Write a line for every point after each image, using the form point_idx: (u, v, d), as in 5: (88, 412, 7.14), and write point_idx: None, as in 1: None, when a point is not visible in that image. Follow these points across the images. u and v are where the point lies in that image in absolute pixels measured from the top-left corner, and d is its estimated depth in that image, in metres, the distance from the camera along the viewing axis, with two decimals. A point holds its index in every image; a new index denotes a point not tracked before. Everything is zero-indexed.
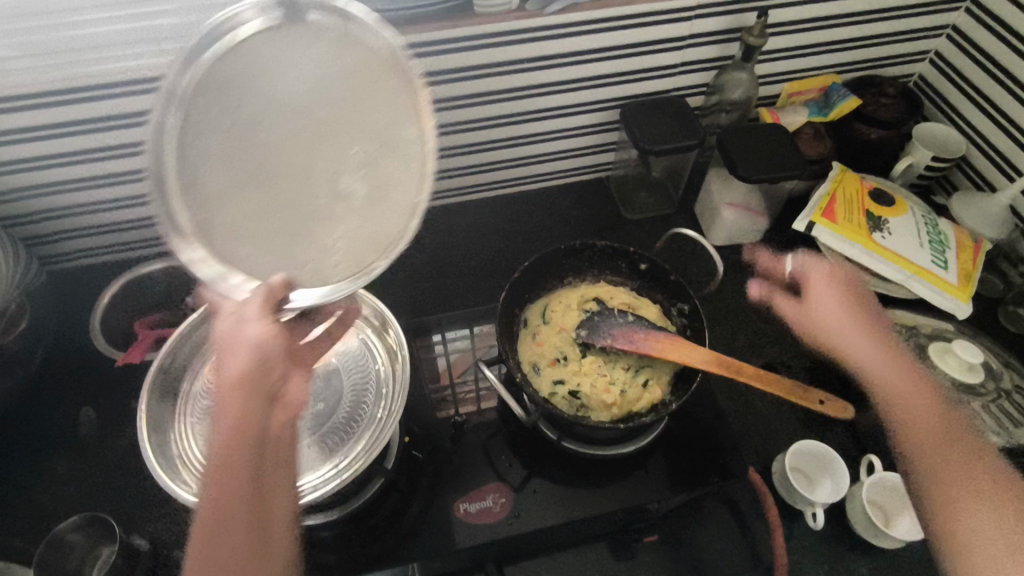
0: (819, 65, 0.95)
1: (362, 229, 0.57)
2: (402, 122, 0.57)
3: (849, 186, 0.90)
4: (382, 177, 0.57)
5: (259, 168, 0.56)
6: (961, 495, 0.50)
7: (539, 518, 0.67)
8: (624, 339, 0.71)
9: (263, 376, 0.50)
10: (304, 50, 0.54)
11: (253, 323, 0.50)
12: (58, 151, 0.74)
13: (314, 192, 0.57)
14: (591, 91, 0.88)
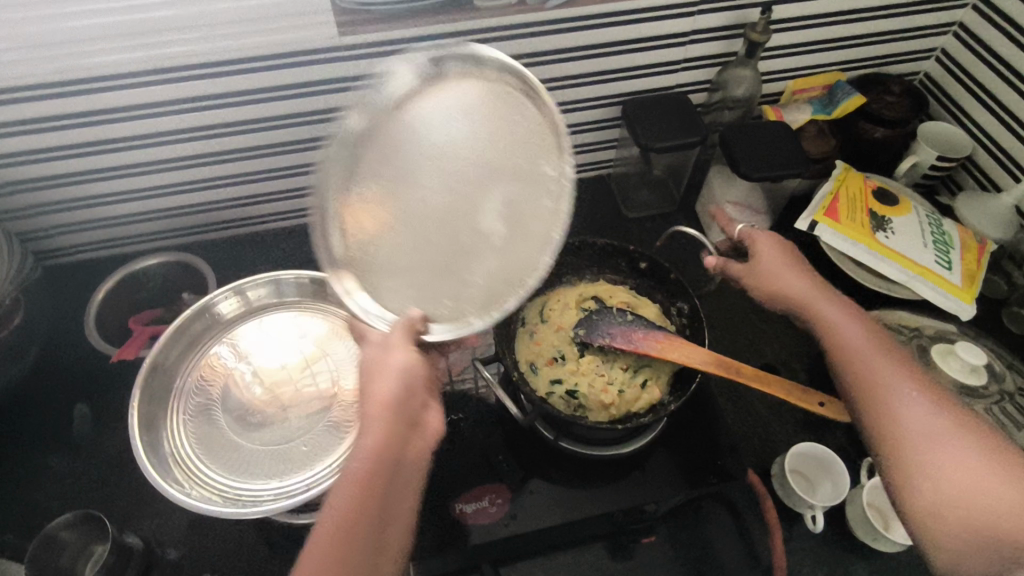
0: (823, 62, 0.94)
1: (499, 264, 0.58)
2: (542, 161, 0.58)
3: (852, 185, 0.89)
4: (522, 214, 0.58)
5: (417, 205, 0.60)
6: (917, 442, 0.52)
7: (536, 519, 0.66)
8: (622, 338, 0.70)
9: (408, 403, 0.52)
10: (454, 99, 0.59)
11: (398, 351, 0.54)
12: (53, 146, 0.74)
13: (463, 232, 0.59)
14: (593, 88, 0.86)
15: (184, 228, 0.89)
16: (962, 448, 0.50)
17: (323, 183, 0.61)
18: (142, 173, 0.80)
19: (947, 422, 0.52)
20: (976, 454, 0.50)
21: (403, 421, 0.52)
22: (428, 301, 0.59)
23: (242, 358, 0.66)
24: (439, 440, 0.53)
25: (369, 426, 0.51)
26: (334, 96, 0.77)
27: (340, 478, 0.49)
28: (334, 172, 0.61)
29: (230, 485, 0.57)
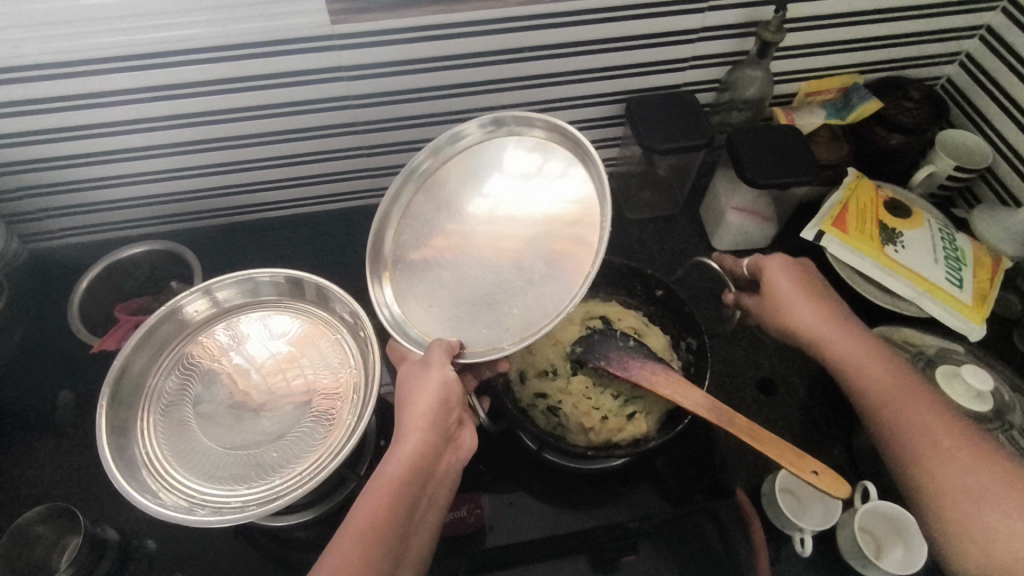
0: (840, 63, 0.90)
1: (534, 297, 0.59)
2: (581, 199, 0.61)
3: (863, 196, 0.85)
4: (559, 253, 0.59)
5: (467, 244, 0.64)
6: (957, 491, 0.53)
7: (514, 532, 0.65)
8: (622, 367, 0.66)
9: (445, 415, 0.56)
10: (508, 155, 0.67)
11: (445, 372, 0.57)
12: (37, 128, 0.72)
13: (504, 268, 0.62)
14: (598, 84, 0.83)
15: (176, 214, 0.88)
16: (1002, 499, 0.51)
17: (387, 227, 0.69)
18: (132, 158, 0.78)
19: (989, 473, 0.53)
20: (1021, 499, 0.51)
21: (442, 434, 0.55)
22: (465, 331, 0.61)
23: (220, 350, 0.65)
24: (468, 457, 0.57)
25: (409, 435, 0.53)
26: (326, 86, 0.74)
27: (373, 478, 0.51)
28: (406, 217, 0.69)
29: (198, 492, 0.57)
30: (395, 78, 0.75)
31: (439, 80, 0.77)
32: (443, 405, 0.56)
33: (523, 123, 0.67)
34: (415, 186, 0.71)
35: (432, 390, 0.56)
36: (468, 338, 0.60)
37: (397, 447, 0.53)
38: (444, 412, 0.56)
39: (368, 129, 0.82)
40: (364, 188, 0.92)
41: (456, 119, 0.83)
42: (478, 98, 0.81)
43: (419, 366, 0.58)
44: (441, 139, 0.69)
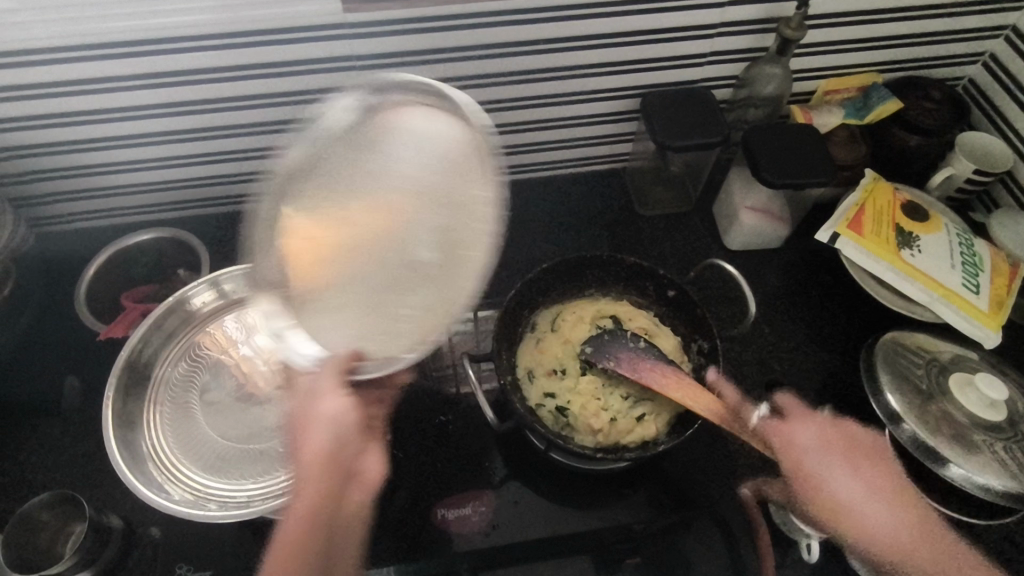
0: (860, 62, 0.88)
1: (436, 285, 0.52)
2: (472, 181, 0.54)
3: (880, 198, 0.84)
4: (453, 230, 0.53)
5: (355, 238, 0.53)
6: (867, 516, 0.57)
7: (518, 531, 0.65)
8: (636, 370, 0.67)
9: (342, 452, 0.49)
10: (384, 127, 0.56)
11: (338, 399, 0.50)
12: (44, 111, 0.71)
13: (389, 261, 0.52)
14: (612, 78, 0.82)
15: (183, 200, 0.87)
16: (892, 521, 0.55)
17: (252, 223, 0.57)
18: (139, 144, 0.77)
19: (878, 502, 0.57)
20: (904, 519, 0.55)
21: (339, 475, 0.49)
22: (355, 336, 0.52)
23: (231, 342, 0.65)
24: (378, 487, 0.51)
25: (303, 484, 0.47)
26: (337, 74, 0.73)
27: (274, 540, 0.46)
28: (265, 205, 0.56)
29: (203, 485, 0.56)
30: (407, 69, 0.74)
31: (451, 72, 0.76)
32: (337, 439, 0.49)
33: (404, 89, 0.58)
34: (280, 170, 0.57)
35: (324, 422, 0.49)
36: (360, 341, 0.52)
37: (297, 501, 0.47)
38: (340, 448, 0.49)
39: None
40: None
41: None
42: (491, 90, 0.79)
43: (309, 390, 0.51)
44: (311, 125, 0.57)
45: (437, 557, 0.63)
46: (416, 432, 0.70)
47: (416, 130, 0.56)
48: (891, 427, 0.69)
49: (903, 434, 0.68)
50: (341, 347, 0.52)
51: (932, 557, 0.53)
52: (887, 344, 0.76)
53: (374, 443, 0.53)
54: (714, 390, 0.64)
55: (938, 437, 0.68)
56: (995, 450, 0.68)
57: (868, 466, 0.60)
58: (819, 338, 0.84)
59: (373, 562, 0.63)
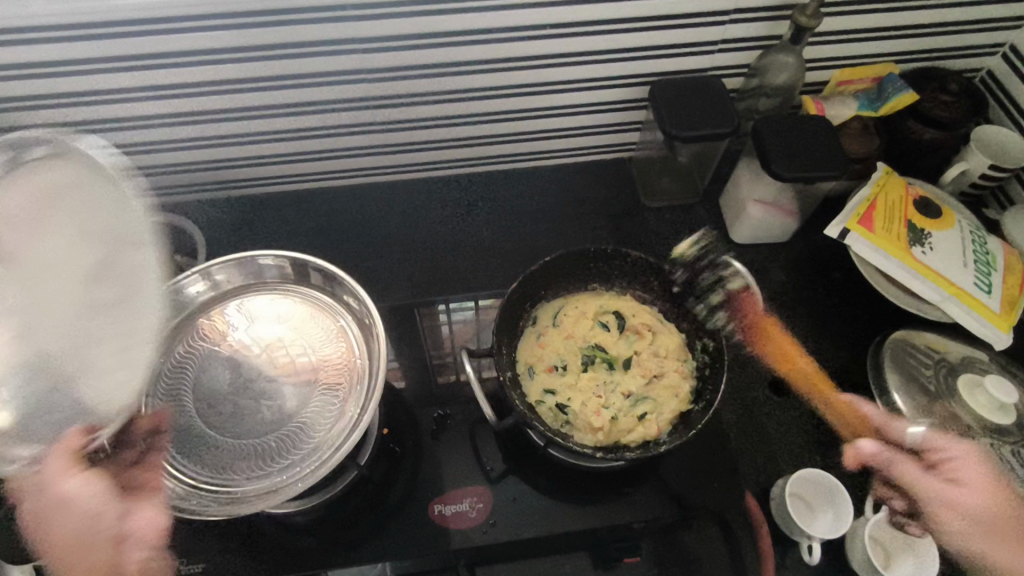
0: (876, 51, 0.85)
1: (127, 321, 0.52)
2: (116, 208, 0.53)
3: (892, 194, 0.82)
4: (107, 267, 0.52)
5: (5, 317, 0.49)
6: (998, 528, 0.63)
7: (516, 529, 0.64)
8: (727, 302, 0.78)
9: (98, 529, 0.49)
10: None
11: (74, 488, 0.49)
12: (32, 92, 0.69)
13: (62, 319, 0.50)
14: (618, 65, 0.79)
15: (178, 184, 0.85)
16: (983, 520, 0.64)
17: None
18: (129, 128, 0.75)
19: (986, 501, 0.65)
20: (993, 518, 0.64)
21: (103, 552, 0.49)
22: (78, 408, 0.50)
23: (227, 329, 0.64)
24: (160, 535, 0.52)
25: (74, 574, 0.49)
26: (336, 56, 0.71)
27: None
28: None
29: (194, 479, 0.56)
30: (408, 52, 0.72)
31: (454, 55, 0.73)
32: (92, 514, 0.49)
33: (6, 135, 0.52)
34: None
35: (67, 507, 0.49)
36: (85, 409, 0.50)
37: None
38: (88, 531, 0.49)
39: (378, 103, 0.78)
40: (373, 164, 0.89)
41: (471, 96, 0.79)
42: (494, 75, 0.77)
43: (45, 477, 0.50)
44: None
45: (433, 553, 0.62)
46: (413, 426, 0.69)
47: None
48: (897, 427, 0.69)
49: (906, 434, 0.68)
50: (66, 424, 0.50)
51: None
52: (894, 343, 0.76)
53: (136, 496, 0.52)
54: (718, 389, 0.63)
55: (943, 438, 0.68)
56: (1002, 452, 0.67)
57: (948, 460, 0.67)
58: (827, 335, 0.82)
59: (368, 556, 0.62)
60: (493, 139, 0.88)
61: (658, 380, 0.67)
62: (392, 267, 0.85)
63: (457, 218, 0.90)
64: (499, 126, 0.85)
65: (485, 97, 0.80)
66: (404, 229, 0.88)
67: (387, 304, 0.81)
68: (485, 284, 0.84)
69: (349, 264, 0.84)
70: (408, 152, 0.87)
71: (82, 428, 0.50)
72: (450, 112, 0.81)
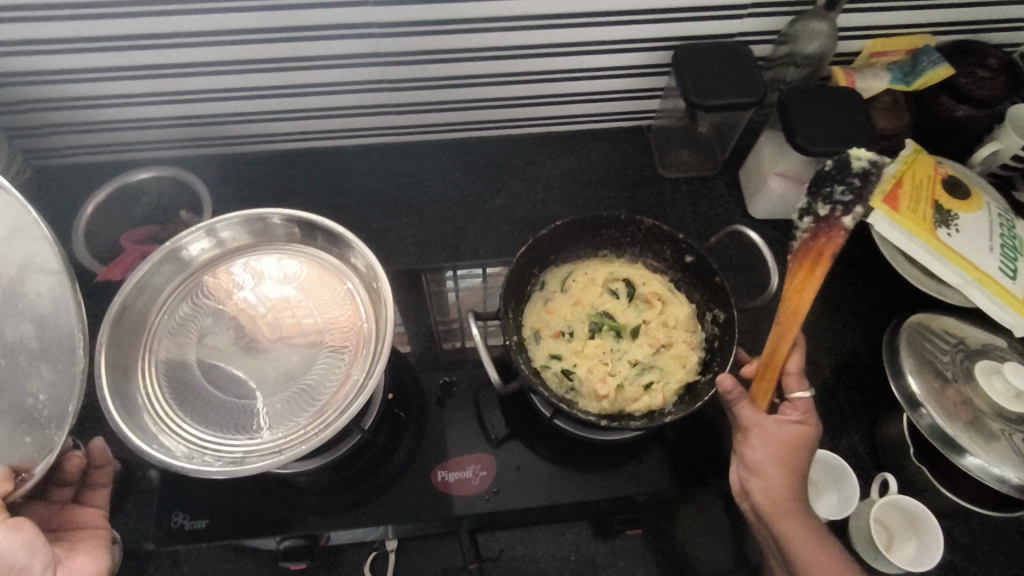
0: (915, 21, 0.81)
1: (51, 361, 0.47)
2: None
3: (920, 172, 0.79)
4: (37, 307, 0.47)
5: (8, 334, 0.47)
6: (778, 473, 0.59)
7: (519, 498, 0.64)
8: (822, 221, 0.63)
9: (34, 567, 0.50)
10: None
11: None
12: (31, 37, 0.65)
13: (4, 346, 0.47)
14: (643, 27, 0.76)
15: (183, 138, 0.83)
16: (771, 472, 0.58)
17: None
18: (129, 77, 0.72)
19: (774, 447, 0.59)
20: (777, 467, 0.59)
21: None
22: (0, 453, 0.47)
23: (234, 287, 0.63)
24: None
25: None
26: (344, 11, 0.67)
27: None
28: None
29: (198, 437, 0.55)
30: (421, 7, 0.68)
31: (470, 12, 0.70)
32: (17, 568, 0.48)
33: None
34: None
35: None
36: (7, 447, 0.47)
37: None
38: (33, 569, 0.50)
39: (390, 62, 0.75)
40: (384, 124, 0.86)
41: (489, 56, 0.76)
42: (512, 35, 0.74)
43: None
44: None
45: (435, 518, 0.62)
46: (417, 392, 0.69)
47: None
48: (909, 410, 0.67)
49: (921, 420, 0.66)
50: None
51: (783, 484, 0.58)
52: (912, 327, 0.73)
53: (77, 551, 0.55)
54: (727, 358, 0.61)
55: (956, 425, 0.66)
56: (1014, 440, 0.65)
57: (797, 441, 0.59)
58: (839, 315, 0.81)
59: (368, 520, 0.62)
60: (506, 102, 0.85)
61: (666, 351, 0.66)
62: (400, 232, 0.83)
63: (467, 183, 0.88)
64: (513, 89, 0.83)
65: (501, 57, 0.77)
66: (412, 192, 0.86)
67: (393, 268, 0.80)
68: (493, 252, 0.82)
69: (355, 226, 0.83)
70: (419, 113, 0.85)
71: (5, 471, 0.46)
72: (464, 72, 0.78)
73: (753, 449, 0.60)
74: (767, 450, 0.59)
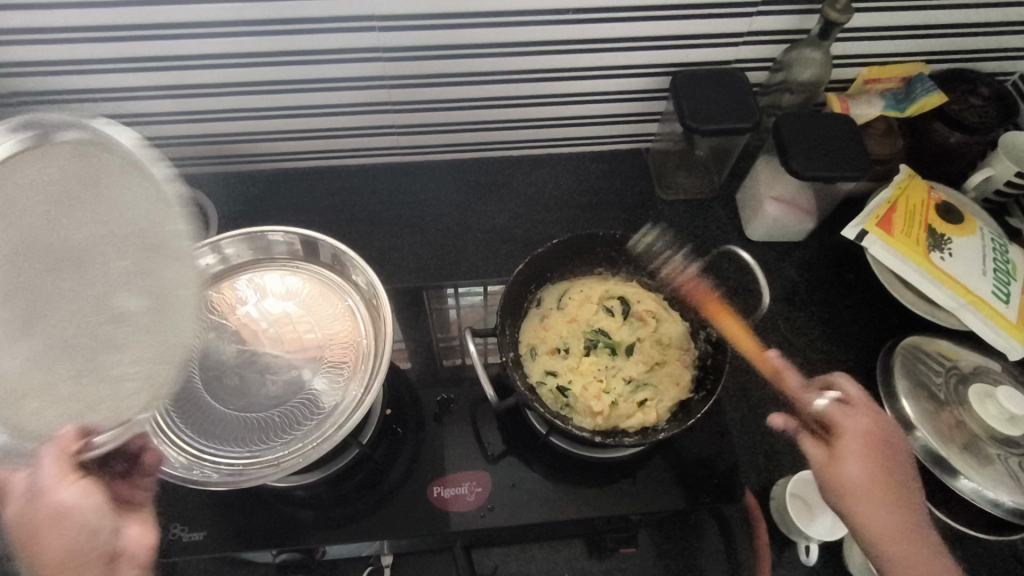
0: (908, 50, 0.83)
1: (168, 334, 0.51)
2: (117, 189, 0.50)
3: (913, 197, 0.80)
4: (159, 282, 0.51)
5: (110, 304, 0.49)
6: (879, 500, 0.54)
7: (514, 515, 0.64)
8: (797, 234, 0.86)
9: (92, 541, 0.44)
10: (124, 191, 0.51)
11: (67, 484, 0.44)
12: (50, 59, 0.68)
13: (103, 312, 0.49)
14: (642, 55, 0.78)
15: (192, 157, 0.85)
16: (878, 502, 0.54)
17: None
18: (142, 98, 0.75)
19: (865, 469, 0.55)
20: (882, 496, 0.55)
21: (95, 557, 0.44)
22: (77, 411, 0.48)
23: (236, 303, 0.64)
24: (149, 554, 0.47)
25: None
26: (353, 36, 0.70)
27: None
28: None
29: (198, 449, 0.56)
30: (425, 33, 0.71)
31: (473, 38, 0.72)
32: (89, 528, 0.44)
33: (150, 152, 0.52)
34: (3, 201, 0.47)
35: (58, 519, 0.43)
36: (89, 404, 0.48)
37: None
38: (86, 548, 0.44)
39: (396, 84, 0.78)
40: (388, 144, 0.88)
41: (490, 79, 0.78)
42: (512, 61, 0.76)
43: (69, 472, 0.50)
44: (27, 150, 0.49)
45: (432, 533, 0.63)
46: (416, 408, 0.69)
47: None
48: (904, 433, 0.68)
49: (915, 441, 0.67)
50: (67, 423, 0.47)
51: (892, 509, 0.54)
52: (906, 350, 0.74)
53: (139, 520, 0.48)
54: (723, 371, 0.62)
55: (950, 448, 0.66)
56: (1009, 463, 0.66)
57: (885, 453, 0.57)
58: (835, 337, 0.82)
59: (365, 534, 0.63)
60: (508, 125, 0.87)
61: (659, 368, 0.67)
62: (402, 251, 0.85)
63: (467, 202, 0.89)
64: (514, 112, 0.85)
65: (503, 82, 0.79)
66: (414, 211, 0.88)
67: (396, 286, 0.81)
68: (494, 271, 0.83)
69: (359, 244, 0.85)
70: (422, 134, 0.87)
71: (77, 431, 0.46)
72: (468, 95, 0.81)
73: (851, 479, 0.55)
74: (862, 473, 0.55)
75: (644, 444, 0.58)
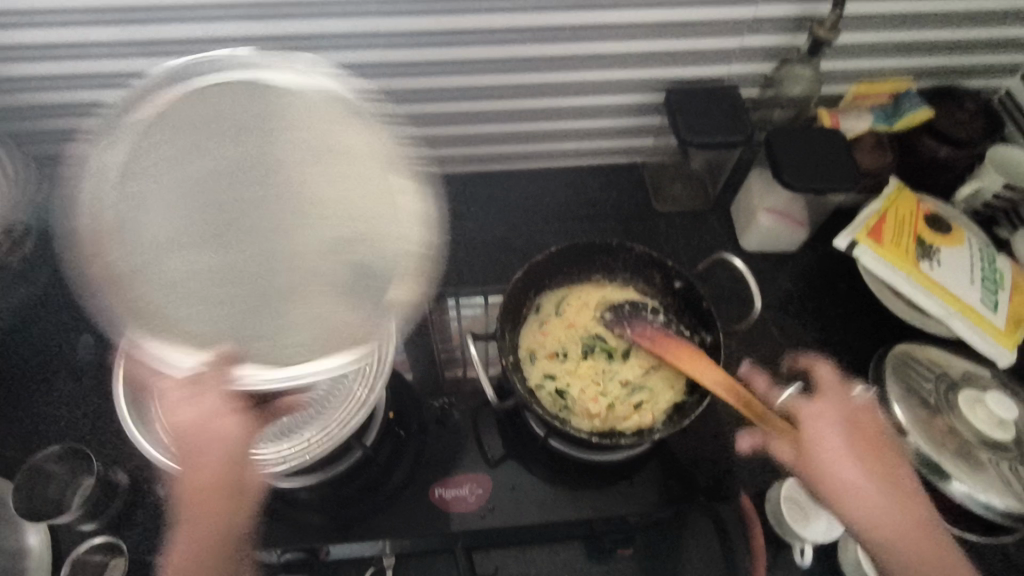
0: (894, 67, 0.86)
1: (381, 300, 0.55)
2: (358, 172, 0.59)
3: (902, 209, 0.82)
4: (378, 249, 0.57)
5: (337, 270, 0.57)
6: (871, 493, 0.49)
7: (515, 515, 0.66)
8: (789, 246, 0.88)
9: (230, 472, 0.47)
10: (359, 173, 0.59)
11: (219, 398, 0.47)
12: (73, 73, 0.71)
13: (325, 264, 0.57)
14: (638, 71, 0.81)
15: None
16: (870, 492, 0.49)
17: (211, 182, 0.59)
18: None
19: (849, 461, 0.51)
20: (873, 486, 0.50)
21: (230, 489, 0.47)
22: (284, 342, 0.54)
23: None
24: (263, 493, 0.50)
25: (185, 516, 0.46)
26: (360, 53, 0.73)
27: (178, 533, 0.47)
28: (122, 140, 0.58)
29: None
30: (430, 50, 0.74)
31: (475, 55, 0.75)
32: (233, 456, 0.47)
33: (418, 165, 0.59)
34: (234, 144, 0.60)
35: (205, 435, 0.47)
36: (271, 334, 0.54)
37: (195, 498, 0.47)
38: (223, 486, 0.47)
39: (399, 100, 0.80)
40: None
41: (492, 94, 0.81)
42: (512, 77, 0.79)
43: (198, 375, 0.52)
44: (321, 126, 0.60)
45: (433, 533, 0.64)
46: (418, 411, 0.71)
47: (316, 91, 0.61)
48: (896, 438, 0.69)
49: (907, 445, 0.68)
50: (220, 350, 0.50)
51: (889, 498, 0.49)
52: (897, 356, 0.76)
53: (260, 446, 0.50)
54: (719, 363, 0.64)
55: (942, 452, 0.68)
56: (999, 467, 0.68)
57: (871, 441, 0.52)
58: (828, 345, 0.83)
59: (367, 534, 0.64)
60: (509, 138, 0.90)
61: (655, 371, 0.69)
62: None
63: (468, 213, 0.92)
64: (514, 126, 0.88)
65: (504, 97, 0.82)
66: None
67: None
68: (495, 280, 0.85)
69: None
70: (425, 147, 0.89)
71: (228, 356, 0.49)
72: (471, 110, 0.84)
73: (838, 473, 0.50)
74: (846, 465, 0.50)
75: (641, 443, 0.60)
